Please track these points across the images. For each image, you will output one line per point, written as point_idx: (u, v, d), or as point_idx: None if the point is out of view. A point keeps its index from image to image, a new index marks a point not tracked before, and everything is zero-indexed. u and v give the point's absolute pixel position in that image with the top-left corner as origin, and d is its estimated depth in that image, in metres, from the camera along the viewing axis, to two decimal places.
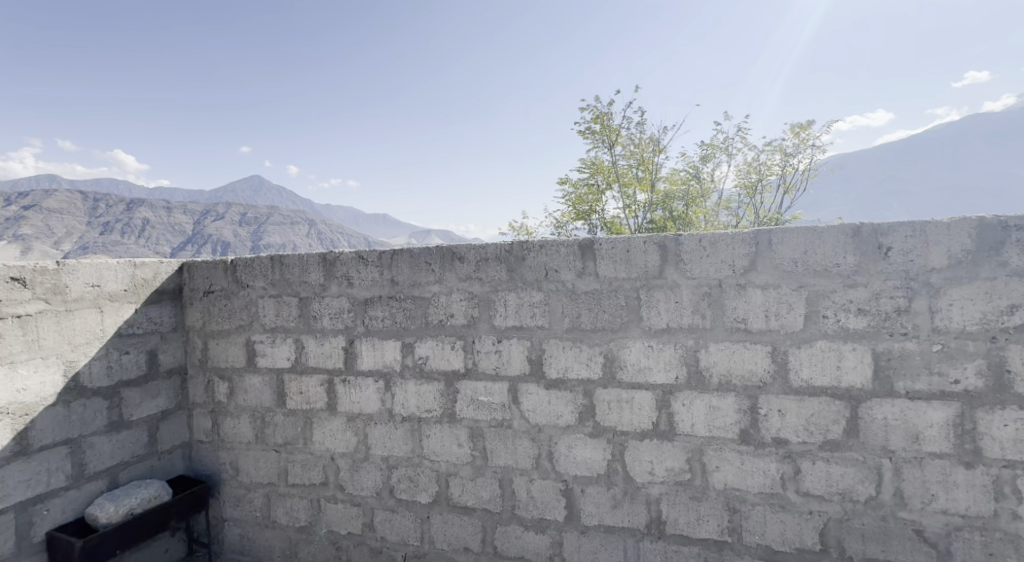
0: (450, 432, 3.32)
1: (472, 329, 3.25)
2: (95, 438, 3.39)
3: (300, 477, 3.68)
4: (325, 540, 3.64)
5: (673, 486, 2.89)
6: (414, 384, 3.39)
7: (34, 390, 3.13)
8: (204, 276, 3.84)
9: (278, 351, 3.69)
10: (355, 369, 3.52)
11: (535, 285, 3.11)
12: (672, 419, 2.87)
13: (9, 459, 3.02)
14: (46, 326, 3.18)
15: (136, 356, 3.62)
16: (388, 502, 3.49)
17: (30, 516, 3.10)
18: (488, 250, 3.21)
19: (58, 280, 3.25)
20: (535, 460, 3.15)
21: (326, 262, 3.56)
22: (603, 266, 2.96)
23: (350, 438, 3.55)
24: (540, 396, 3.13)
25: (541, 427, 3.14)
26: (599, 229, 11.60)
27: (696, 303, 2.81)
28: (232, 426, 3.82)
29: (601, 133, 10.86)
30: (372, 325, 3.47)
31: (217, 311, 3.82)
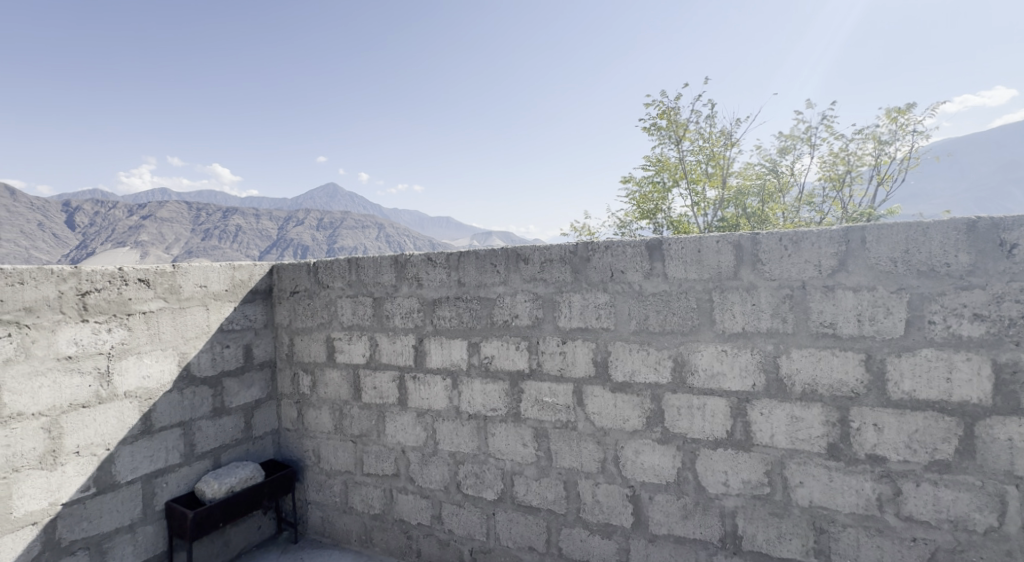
0: (515, 432, 3.29)
1: (537, 329, 3.21)
2: (202, 422, 3.61)
3: (374, 468, 3.76)
4: (397, 530, 3.70)
5: (750, 500, 2.73)
6: (480, 383, 3.39)
7: (156, 378, 3.38)
8: (290, 277, 3.99)
9: (354, 347, 3.79)
10: (424, 367, 3.55)
11: (601, 286, 3.03)
12: (749, 428, 2.72)
13: (136, 436, 3.27)
14: (165, 321, 3.43)
15: (235, 349, 3.82)
16: (454, 497, 3.50)
17: (153, 488, 3.34)
18: (552, 251, 3.16)
19: (174, 280, 3.48)
20: (601, 464, 3.07)
21: (397, 264, 3.62)
22: (672, 266, 2.84)
23: (420, 433, 3.59)
24: (606, 399, 3.04)
25: (606, 431, 3.05)
26: (665, 228, 11.32)
27: (776, 306, 2.64)
28: (314, 417, 3.95)
29: (668, 129, 10.57)
30: (440, 324, 3.50)
31: (301, 309, 3.96)
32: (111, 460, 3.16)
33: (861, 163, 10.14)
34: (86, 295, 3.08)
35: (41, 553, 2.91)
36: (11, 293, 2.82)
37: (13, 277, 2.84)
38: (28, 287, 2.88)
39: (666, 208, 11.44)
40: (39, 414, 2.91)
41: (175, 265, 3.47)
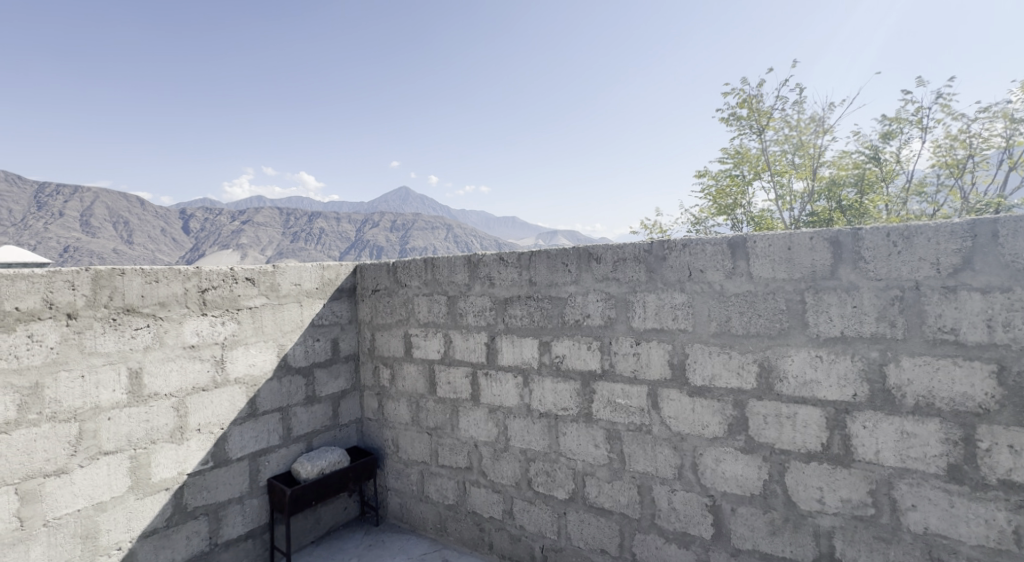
0: (586, 432, 3.20)
1: (610, 329, 3.10)
2: (297, 408, 3.77)
3: (448, 459, 3.78)
4: (470, 522, 3.70)
5: (850, 520, 2.51)
6: (551, 382, 3.32)
7: (261, 366, 3.58)
8: (371, 276, 4.09)
9: (430, 343, 3.82)
10: (497, 364, 3.53)
11: (678, 286, 2.88)
12: (848, 442, 2.49)
13: (243, 418, 3.47)
14: (267, 316, 3.61)
15: (324, 342, 3.95)
16: (526, 493, 3.45)
17: (258, 466, 3.53)
18: (626, 250, 3.04)
19: (274, 280, 3.65)
20: (678, 470, 2.92)
21: (470, 264, 3.62)
22: (758, 265, 2.66)
23: (492, 429, 3.57)
24: (683, 403, 2.89)
25: (683, 436, 2.90)
26: (745, 224, 10.84)
27: (883, 309, 2.40)
28: (393, 409, 4.03)
29: (749, 119, 10.09)
30: (511, 323, 3.46)
31: (382, 307, 4.05)
32: (224, 438, 3.38)
33: (988, 146, 9.09)
34: (206, 291, 3.31)
35: (170, 516, 3.14)
36: (148, 290, 3.07)
37: (151, 276, 3.09)
38: (162, 284, 3.12)
39: (745, 203, 10.97)
40: (169, 395, 3.15)
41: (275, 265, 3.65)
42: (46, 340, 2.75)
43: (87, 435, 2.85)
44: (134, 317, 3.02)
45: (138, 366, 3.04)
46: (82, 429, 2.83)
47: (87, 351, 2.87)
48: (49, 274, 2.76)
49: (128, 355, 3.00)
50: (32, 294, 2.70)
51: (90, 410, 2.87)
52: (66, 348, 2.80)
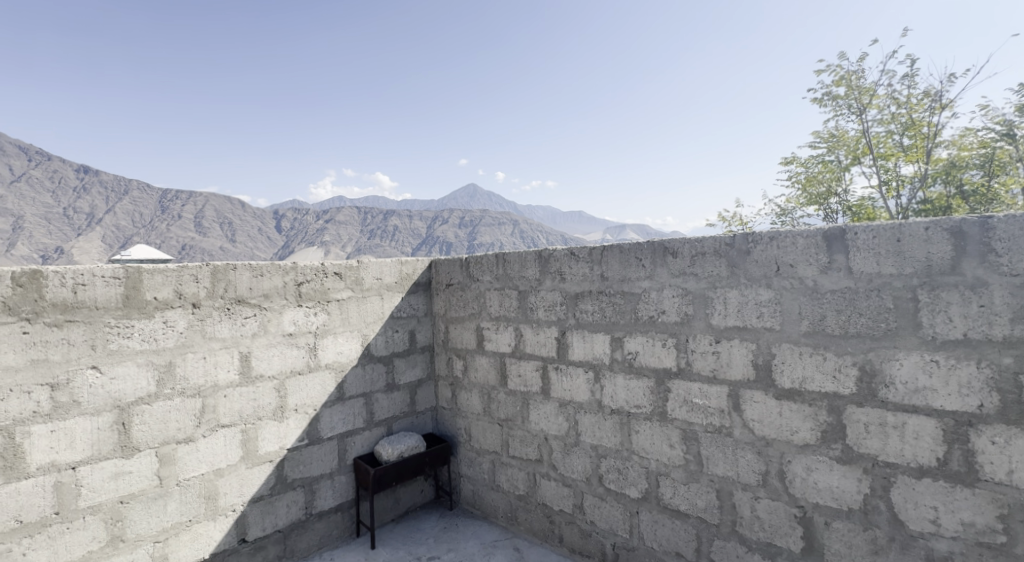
0: (661, 431, 3.06)
1: (687, 326, 2.94)
2: (379, 394, 3.87)
3: (519, 451, 3.74)
4: (540, 513, 3.64)
5: (971, 546, 2.26)
6: (623, 379, 3.19)
7: (348, 354, 3.70)
8: (446, 270, 4.10)
9: (501, 337, 3.78)
10: (567, 359, 3.44)
11: (763, 281, 2.69)
12: (970, 459, 2.23)
13: (332, 402, 3.62)
14: (352, 307, 3.72)
15: (402, 333, 4.02)
16: (597, 489, 3.35)
17: (345, 446, 3.68)
18: (704, 244, 2.87)
19: (359, 274, 3.76)
20: (762, 477, 2.73)
21: (541, 258, 3.54)
22: (859, 259, 2.43)
23: (562, 423, 3.49)
24: (769, 406, 2.69)
25: (768, 441, 2.70)
26: (842, 214, 10.19)
27: (1019, 309, 2.13)
28: (466, 399, 4.03)
29: (848, 98, 9.43)
30: (583, 318, 3.36)
31: (456, 301, 4.05)
32: (316, 419, 3.55)
33: None
34: (301, 284, 3.47)
35: (273, 486, 3.35)
36: (255, 282, 3.27)
37: (257, 269, 3.28)
38: (266, 277, 3.32)
39: (841, 191, 10.35)
40: (273, 376, 3.35)
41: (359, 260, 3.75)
42: (177, 326, 3.00)
43: (208, 409, 3.11)
44: (243, 307, 3.22)
45: (247, 350, 3.25)
46: (204, 404, 3.09)
47: (208, 336, 3.10)
48: (178, 268, 3.00)
49: (239, 341, 3.22)
50: (165, 284, 2.95)
51: (210, 388, 3.11)
52: (192, 333, 3.04)
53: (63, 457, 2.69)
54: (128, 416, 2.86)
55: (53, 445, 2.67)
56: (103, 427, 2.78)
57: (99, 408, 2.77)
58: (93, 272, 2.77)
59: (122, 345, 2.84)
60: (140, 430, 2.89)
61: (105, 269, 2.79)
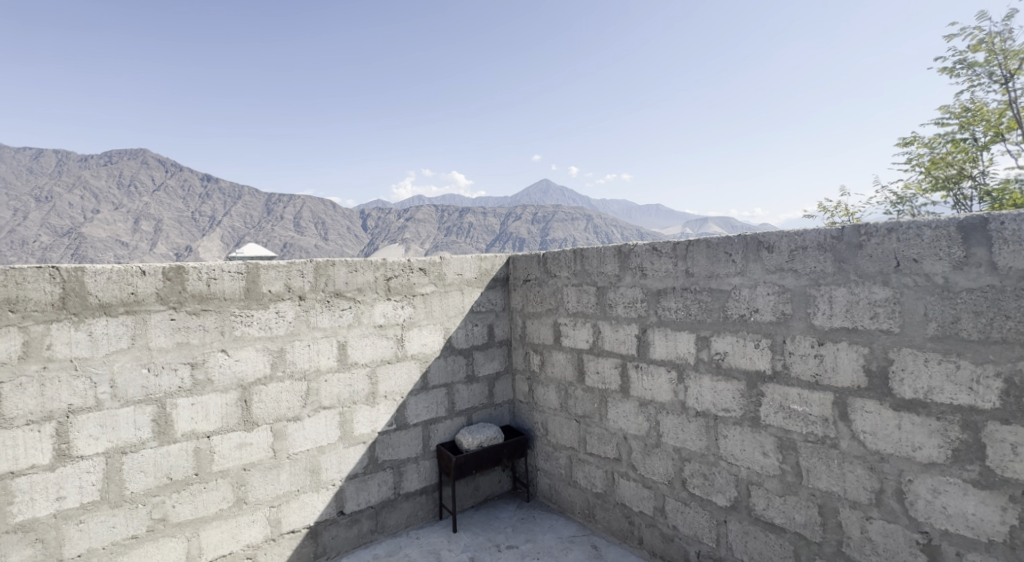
0: (753, 438, 3.03)
1: (783, 327, 2.90)
2: (459, 386, 4.16)
3: (596, 448, 3.84)
4: (619, 513, 3.72)
5: None
6: (710, 380, 3.20)
7: (431, 346, 4.03)
8: (523, 267, 4.28)
9: (578, 333, 3.92)
10: (648, 358, 3.50)
11: (879, 279, 2.58)
12: None
13: (417, 390, 3.96)
14: (435, 301, 4.04)
15: (481, 328, 4.27)
16: (680, 493, 3.37)
17: (428, 433, 4.02)
18: (806, 238, 2.81)
19: (441, 270, 4.06)
20: (876, 496, 2.63)
21: (621, 254, 3.63)
22: (1003, 253, 2.28)
23: (642, 423, 3.55)
24: (883, 418, 2.59)
25: (884, 457, 2.60)
26: (979, 199, 9.16)
27: None
28: (543, 394, 4.19)
29: (987, 65, 8.44)
30: (665, 316, 3.41)
31: (533, 296, 4.22)
32: (403, 406, 3.91)
33: None
34: (390, 279, 3.84)
35: (366, 465, 3.75)
36: (350, 277, 3.67)
37: (352, 265, 3.68)
38: (360, 272, 3.70)
39: (977, 173, 9.24)
40: (365, 364, 3.74)
41: (442, 257, 4.06)
42: (287, 315, 3.45)
43: (312, 392, 3.54)
44: (341, 300, 3.64)
45: (344, 340, 3.66)
46: (309, 387, 3.53)
47: (312, 325, 3.54)
48: (288, 265, 3.46)
49: (338, 331, 3.63)
50: (278, 279, 3.41)
51: (313, 372, 3.55)
52: (299, 322, 3.49)
53: (201, 427, 3.18)
54: (250, 394, 3.33)
55: (194, 416, 3.16)
56: (230, 403, 3.27)
57: (227, 386, 3.26)
58: (222, 268, 3.24)
59: (244, 331, 3.31)
60: (259, 407, 3.36)
61: (233, 265, 3.28)
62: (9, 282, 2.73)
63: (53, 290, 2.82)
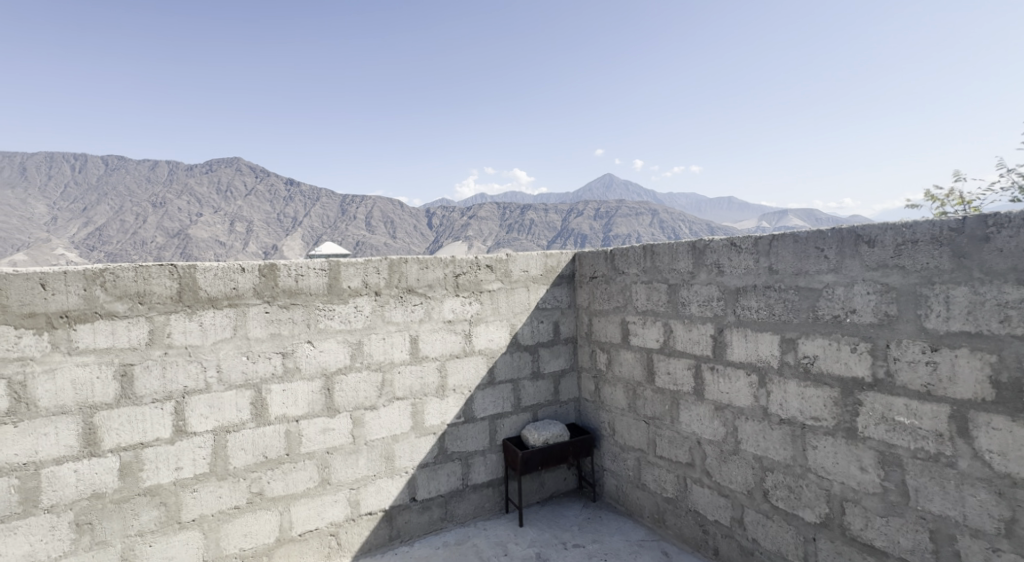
0: (848, 450, 2.72)
1: (886, 330, 2.57)
2: (525, 382, 4.01)
3: (667, 452, 3.60)
4: (692, 520, 3.47)
5: None
6: (796, 386, 2.90)
7: (498, 342, 3.91)
8: (590, 263, 4.08)
9: (648, 332, 3.68)
10: (725, 359, 3.23)
11: (1011, 277, 2.24)
12: None
13: (484, 385, 3.86)
14: (502, 298, 3.90)
15: (547, 324, 4.10)
16: (761, 505, 3.09)
17: (495, 427, 3.90)
18: (916, 231, 2.48)
19: (507, 267, 3.92)
20: (1003, 526, 2.29)
21: (695, 250, 3.37)
22: None
23: (718, 428, 3.28)
24: (1014, 436, 2.25)
25: (1014, 480, 2.26)
26: None
27: None
28: (610, 393, 3.98)
29: None
30: (744, 315, 3.13)
31: (600, 294, 4.01)
32: (471, 400, 3.81)
33: None
34: (459, 276, 3.74)
35: (436, 455, 3.69)
36: (421, 274, 3.61)
37: (423, 261, 3.62)
38: (430, 268, 3.64)
39: None
40: (435, 357, 3.68)
41: (508, 253, 3.92)
42: (364, 310, 3.44)
43: (387, 383, 3.52)
44: (413, 296, 3.59)
45: (416, 334, 3.61)
46: (384, 378, 3.51)
47: (387, 320, 3.51)
48: (365, 261, 3.45)
49: (410, 325, 3.59)
50: (356, 275, 3.41)
51: (387, 364, 3.52)
52: (375, 317, 3.47)
53: (291, 411, 3.26)
54: (332, 382, 3.36)
55: (285, 401, 3.24)
56: (315, 390, 3.32)
57: (313, 374, 3.31)
58: (308, 265, 3.29)
59: (327, 324, 3.34)
60: (341, 395, 3.39)
61: (320, 262, 3.33)
62: (136, 277, 2.90)
63: (172, 284, 2.98)
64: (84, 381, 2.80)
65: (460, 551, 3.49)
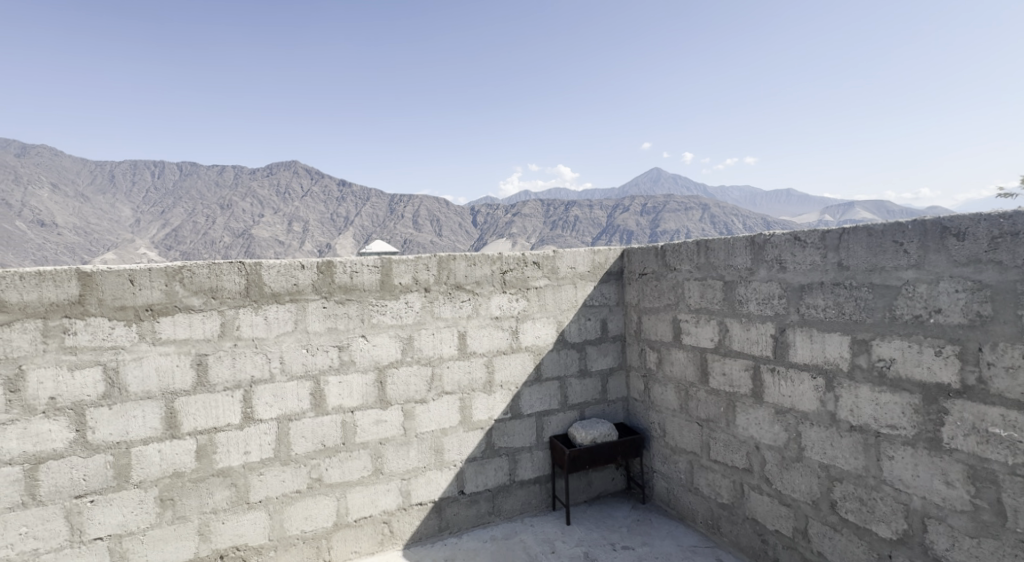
0: (930, 462, 2.43)
1: (979, 331, 2.27)
2: (572, 380, 3.84)
3: (723, 456, 3.35)
4: (749, 528, 3.22)
5: None
6: (869, 392, 2.63)
7: (545, 339, 3.74)
8: (639, 260, 3.86)
9: (702, 331, 3.44)
10: (788, 361, 2.97)
11: None
12: None
13: (531, 381, 3.70)
14: (549, 294, 3.74)
15: (594, 322, 3.91)
16: (828, 517, 2.83)
17: (542, 424, 3.75)
18: (1015, 223, 2.18)
19: (554, 263, 3.76)
20: None
21: (754, 245, 3.12)
22: None
23: (779, 433, 3.02)
24: None
25: None
26: None
27: None
28: (660, 393, 3.76)
29: None
30: (810, 315, 2.86)
31: (650, 292, 3.79)
32: (517, 397, 3.66)
33: None
34: (505, 273, 3.60)
35: (484, 450, 3.57)
36: (469, 271, 3.49)
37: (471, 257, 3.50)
38: (478, 265, 3.52)
39: None
40: (482, 353, 3.55)
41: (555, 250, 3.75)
42: (414, 306, 3.35)
43: (436, 377, 3.42)
44: (461, 293, 3.47)
45: (464, 330, 3.49)
46: (433, 372, 3.41)
47: (436, 315, 3.41)
48: (416, 257, 3.36)
49: (458, 321, 3.47)
50: (407, 272, 3.32)
51: (436, 359, 3.42)
52: (425, 313, 3.38)
53: (347, 402, 3.20)
54: (385, 375, 3.29)
55: (341, 392, 3.19)
56: (368, 383, 3.25)
57: (367, 367, 3.24)
58: (362, 261, 3.23)
59: (379, 320, 3.27)
60: (393, 388, 3.31)
61: (375, 259, 3.25)
62: (210, 274, 2.91)
63: (240, 280, 2.97)
64: (166, 369, 2.84)
65: (507, 546, 3.36)
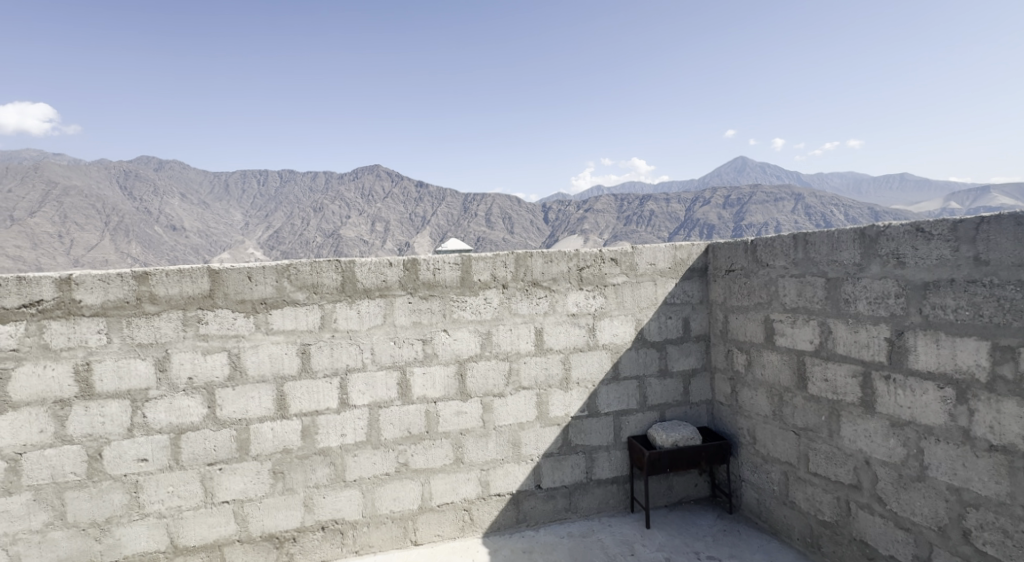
0: None
1: None
2: (651, 380, 3.49)
3: (825, 470, 2.91)
4: (858, 551, 2.77)
5: None
6: (1016, 407, 2.15)
7: (623, 337, 3.43)
8: (726, 255, 3.45)
9: (800, 332, 3.01)
10: (906, 368, 2.50)
11: None
12: None
13: (607, 380, 3.40)
14: (626, 292, 3.42)
15: (675, 321, 3.54)
16: (961, 546, 2.35)
17: (620, 424, 3.43)
18: None
19: (632, 260, 3.43)
20: None
21: (863, 238, 2.66)
22: None
23: (896, 448, 2.55)
24: None
25: None
26: None
27: None
28: (750, 398, 3.34)
29: None
30: (935, 316, 2.38)
31: (737, 290, 3.38)
32: (594, 394, 3.37)
33: None
34: (582, 270, 3.32)
35: (560, 447, 3.31)
36: (545, 268, 3.24)
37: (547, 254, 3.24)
38: (554, 262, 3.26)
39: None
40: (559, 351, 3.29)
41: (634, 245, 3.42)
42: (492, 302, 3.15)
43: (514, 372, 3.20)
44: (537, 290, 3.23)
45: (540, 326, 3.25)
46: (511, 367, 3.19)
47: (513, 311, 3.19)
48: (496, 253, 3.15)
49: (535, 318, 3.23)
50: (486, 268, 3.12)
51: (513, 354, 3.20)
52: (503, 309, 3.16)
53: (431, 393, 3.05)
54: (465, 368, 3.11)
55: (425, 383, 3.04)
56: (449, 375, 3.08)
57: (448, 359, 3.07)
58: (443, 258, 3.06)
59: (460, 315, 3.09)
60: (473, 381, 3.12)
61: (455, 257, 3.08)
62: (311, 270, 2.84)
63: (336, 276, 2.88)
64: (277, 356, 2.81)
65: (585, 544, 3.09)
